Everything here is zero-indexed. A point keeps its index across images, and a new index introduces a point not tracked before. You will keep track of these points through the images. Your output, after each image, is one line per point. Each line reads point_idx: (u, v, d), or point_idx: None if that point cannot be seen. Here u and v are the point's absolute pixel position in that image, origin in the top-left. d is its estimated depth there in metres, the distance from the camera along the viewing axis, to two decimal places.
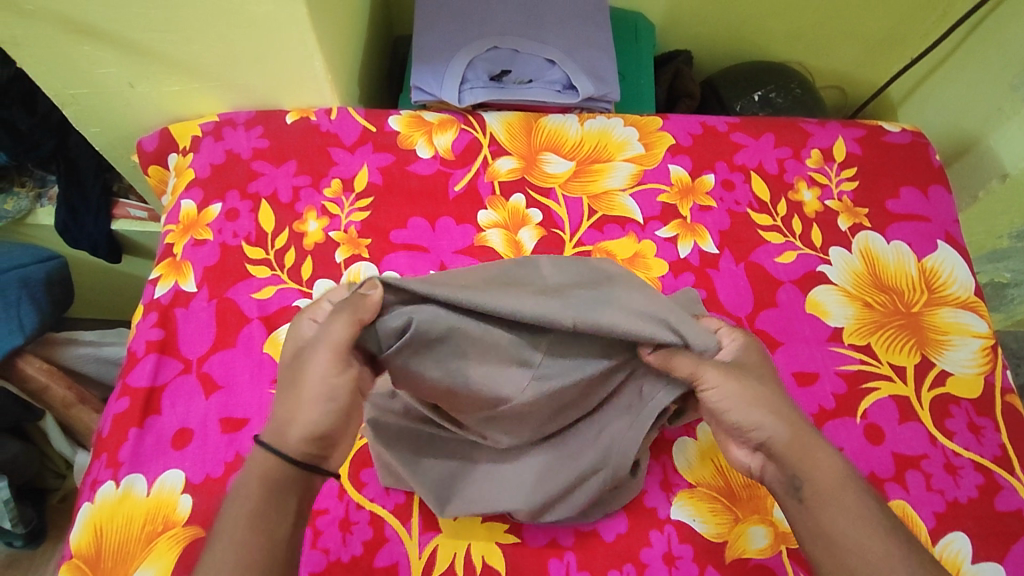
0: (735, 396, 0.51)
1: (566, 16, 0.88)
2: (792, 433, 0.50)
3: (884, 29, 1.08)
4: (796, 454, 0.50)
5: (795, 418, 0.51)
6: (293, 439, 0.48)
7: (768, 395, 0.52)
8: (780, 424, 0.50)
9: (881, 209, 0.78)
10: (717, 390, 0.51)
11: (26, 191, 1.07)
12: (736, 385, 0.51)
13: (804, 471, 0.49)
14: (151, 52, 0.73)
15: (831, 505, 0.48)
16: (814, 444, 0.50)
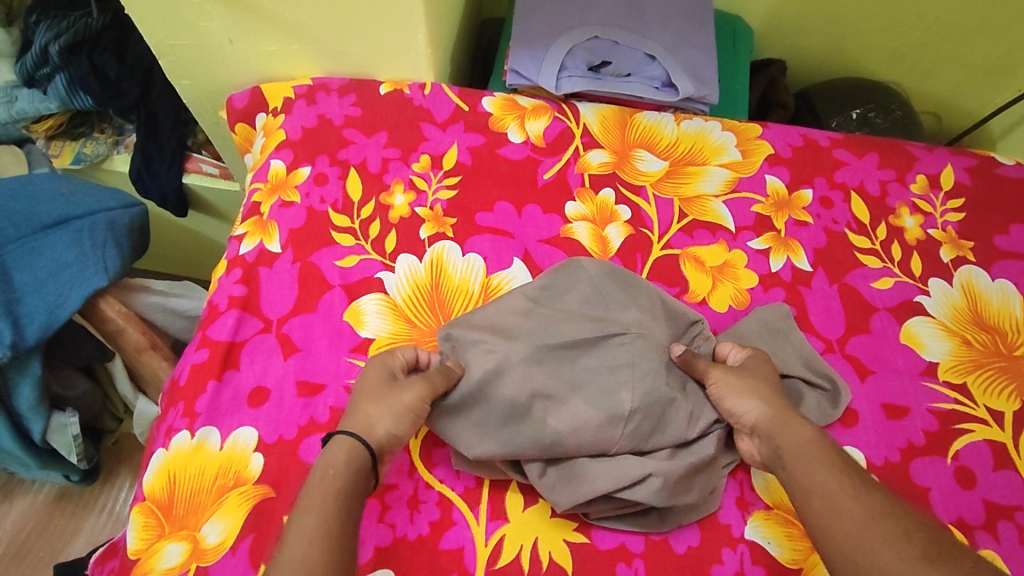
0: (734, 389, 0.58)
1: (670, 13, 0.86)
2: (770, 412, 0.56)
3: (996, 58, 1.03)
4: (775, 427, 0.55)
5: (776, 399, 0.57)
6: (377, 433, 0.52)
7: (758, 385, 0.58)
8: (759, 404, 0.56)
9: (987, 244, 0.74)
10: (718, 385, 0.59)
11: (105, 137, 1.09)
12: (735, 379, 0.58)
13: (783, 439, 0.54)
14: (257, 10, 0.73)
15: (812, 465, 0.51)
16: (793, 420, 0.55)
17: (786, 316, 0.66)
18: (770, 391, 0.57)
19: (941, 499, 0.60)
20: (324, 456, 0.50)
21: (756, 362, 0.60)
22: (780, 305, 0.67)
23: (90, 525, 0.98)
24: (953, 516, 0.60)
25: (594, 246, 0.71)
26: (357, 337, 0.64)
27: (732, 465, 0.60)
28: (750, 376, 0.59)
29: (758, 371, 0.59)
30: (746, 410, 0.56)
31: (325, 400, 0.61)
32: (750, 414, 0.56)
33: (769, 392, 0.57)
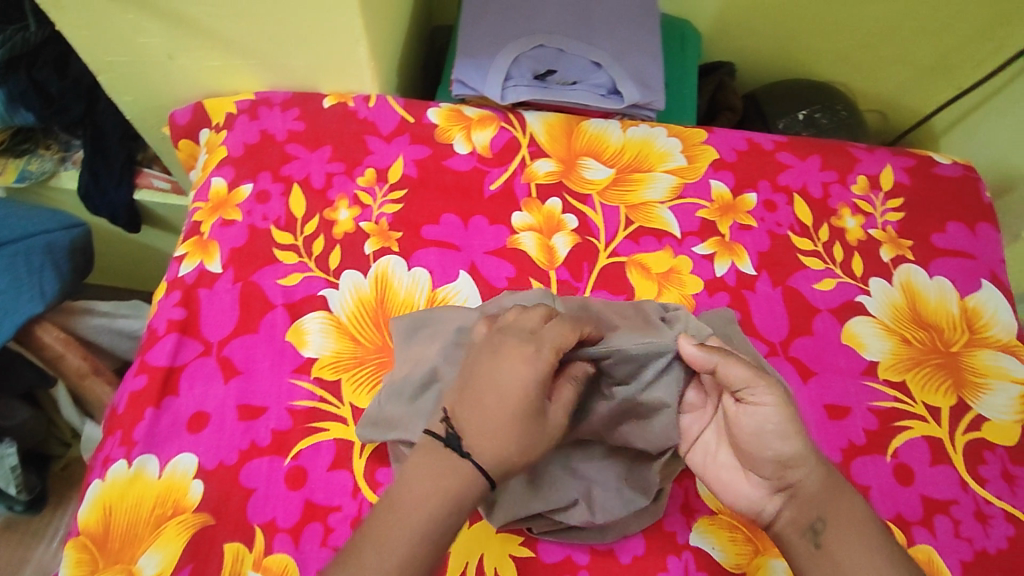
0: (774, 423, 0.51)
1: (616, 19, 0.86)
2: (825, 480, 0.51)
3: (937, 56, 1.05)
4: (825, 496, 0.51)
5: (833, 469, 0.52)
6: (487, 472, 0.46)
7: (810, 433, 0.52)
8: (818, 469, 0.51)
9: (925, 242, 0.76)
10: (762, 411, 0.51)
11: (50, 154, 1.06)
12: (784, 413, 0.51)
13: (828, 513, 0.50)
14: (196, 26, 0.71)
15: (853, 551, 0.49)
16: (845, 491, 0.51)
17: (732, 320, 0.66)
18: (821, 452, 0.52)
19: (880, 496, 0.61)
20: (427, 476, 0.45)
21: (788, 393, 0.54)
22: (727, 309, 0.68)
23: (39, 554, 0.95)
24: (891, 513, 0.61)
25: (541, 256, 0.71)
26: (300, 356, 0.63)
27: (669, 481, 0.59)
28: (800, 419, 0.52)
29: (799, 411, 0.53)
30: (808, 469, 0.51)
31: (267, 423, 0.60)
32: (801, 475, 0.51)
33: (822, 449, 0.52)
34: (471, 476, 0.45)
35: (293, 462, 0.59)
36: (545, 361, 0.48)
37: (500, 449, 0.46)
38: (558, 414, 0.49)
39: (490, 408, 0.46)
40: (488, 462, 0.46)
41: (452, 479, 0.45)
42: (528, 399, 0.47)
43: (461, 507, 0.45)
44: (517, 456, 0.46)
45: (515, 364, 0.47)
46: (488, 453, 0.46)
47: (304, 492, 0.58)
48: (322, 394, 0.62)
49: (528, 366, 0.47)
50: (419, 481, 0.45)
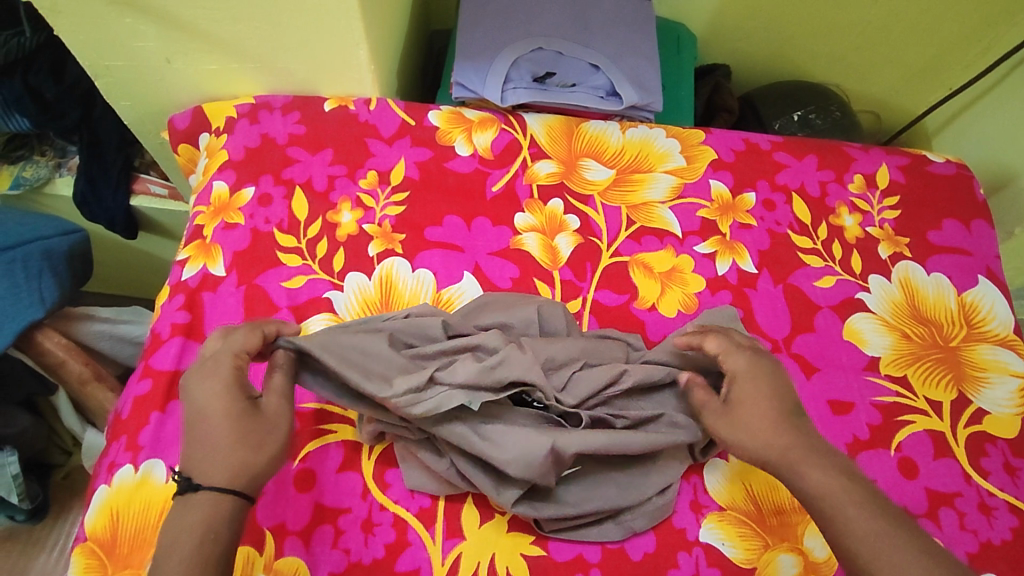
0: (727, 431, 0.53)
1: (612, 22, 0.87)
2: (779, 446, 0.51)
3: (927, 57, 1.07)
4: (783, 463, 0.50)
5: (785, 428, 0.52)
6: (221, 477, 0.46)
7: (755, 422, 0.52)
8: (752, 439, 0.52)
9: (922, 239, 0.77)
10: (715, 424, 0.54)
11: (46, 160, 1.05)
12: (726, 424, 0.54)
13: (797, 482, 0.49)
14: (195, 30, 0.71)
15: (836, 520, 0.47)
16: (808, 454, 0.50)
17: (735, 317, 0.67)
18: (773, 419, 0.52)
19: (886, 490, 0.62)
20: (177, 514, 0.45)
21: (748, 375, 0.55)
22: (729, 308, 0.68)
23: (40, 564, 0.94)
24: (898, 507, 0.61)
25: (544, 256, 0.71)
26: None
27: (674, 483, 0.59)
28: (746, 409, 0.53)
29: (749, 398, 0.54)
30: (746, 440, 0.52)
31: None
32: (748, 448, 0.52)
33: (769, 417, 0.52)
34: (210, 498, 0.45)
35: (302, 464, 0.59)
36: (226, 369, 0.50)
37: (225, 456, 0.46)
38: (275, 401, 0.50)
39: (204, 428, 0.48)
40: (223, 478, 0.46)
41: (195, 513, 0.44)
42: (229, 398, 0.48)
43: (221, 533, 0.44)
44: (249, 455, 0.47)
45: (203, 378, 0.50)
46: (206, 474, 0.46)
47: (313, 494, 0.58)
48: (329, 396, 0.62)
49: (213, 375, 0.50)
50: (173, 526, 0.44)
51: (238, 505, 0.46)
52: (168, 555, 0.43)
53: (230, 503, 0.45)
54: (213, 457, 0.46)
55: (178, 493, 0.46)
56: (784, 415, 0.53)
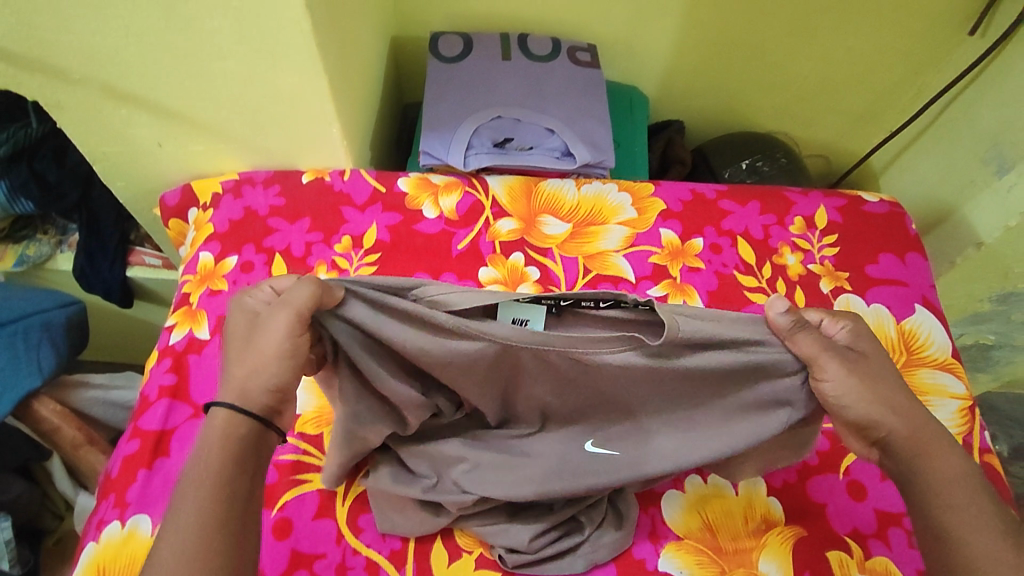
0: (855, 393, 0.52)
1: (565, 89, 0.96)
2: (912, 430, 0.53)
3: (865, 103, 1.16)
4: (917, 447, 0.53)
5: (918, 412, 0.54)
6: (230, 393, 0.50)
7: (883, 389, 0.53)
8: (897, 418, 0.53)
9: (861, 273, 0.83)
10: (833, 383, 0.52)
11: (48, 238, 1.12)
12: (856, 383, 0.52)
13: (920, 465, 0.53)
14: (183, 117, 0.79)
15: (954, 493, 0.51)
16: (938, 441, 0.53)
17: None
18: (889, 400, 0.53)
19: (837, 512, 0.66)
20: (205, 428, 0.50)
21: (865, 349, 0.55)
22: None
23: None
24: (848, 528, 0.65)
25: None
26: None
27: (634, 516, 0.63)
28: (875, 379, 0.53)
29: (873, 363, 0.54)
30: (849, 414, 0.53)
31: None
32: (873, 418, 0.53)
33: (901, 393, 0.54)
34: (223, 417, 0.49)
35: (279, 513, 0.62)
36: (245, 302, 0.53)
37: (238, 380, 0.50)
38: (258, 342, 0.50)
39: (234, 349, 0.52)
40: (231, 396, 0.50)
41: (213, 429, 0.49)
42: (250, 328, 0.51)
43: (232, 447, 0.48)
44: (244, 381, 0.50)
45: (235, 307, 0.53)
46: (222, 393, 0.50)
47: (290, 541, 0.61)
48: (306, 448, 0.66)
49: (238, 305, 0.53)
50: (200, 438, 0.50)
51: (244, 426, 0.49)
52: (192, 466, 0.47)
53: (225, 416, 0.49)
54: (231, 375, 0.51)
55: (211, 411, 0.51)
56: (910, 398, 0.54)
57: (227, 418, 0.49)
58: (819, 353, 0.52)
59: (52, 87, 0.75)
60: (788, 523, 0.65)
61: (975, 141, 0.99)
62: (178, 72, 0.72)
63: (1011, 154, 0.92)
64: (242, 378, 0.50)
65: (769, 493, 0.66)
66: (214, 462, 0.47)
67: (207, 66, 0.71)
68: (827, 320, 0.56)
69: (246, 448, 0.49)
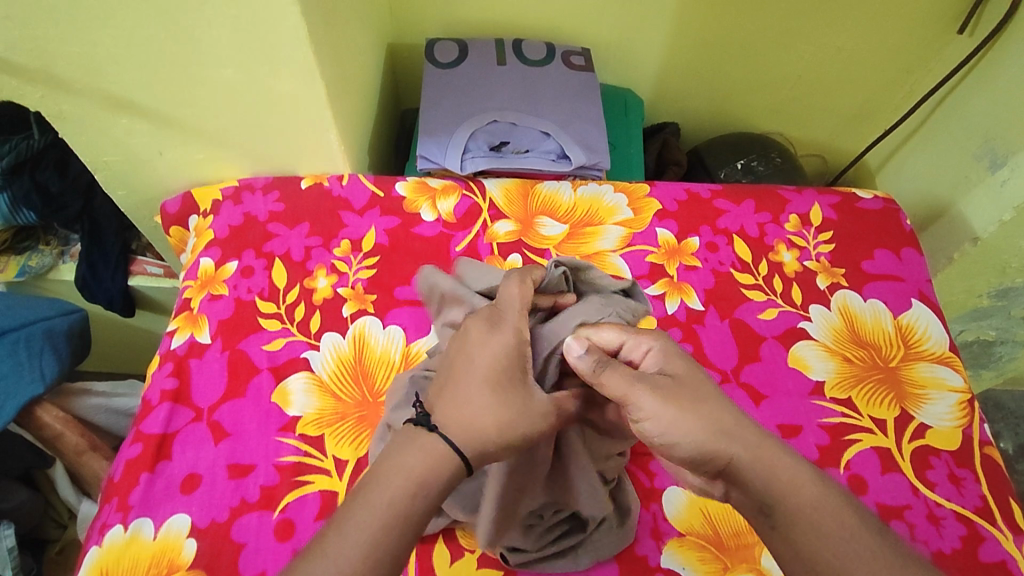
0: (673, 420, 0.50)
1: (560, 92, 0.97)
2: (750, 447, 0.50)
3: (858, 103, 1.17)
4: (756, 468, 0.49)
5: (740, 425, 0.51)
6: (458, 433, 0.48)
7: (698, 403, 0.51)
8: (731, 440, 0.50)
9: (857, 269, 0.83)
10: (653, 419, 0.51)
11: (50, 248, 1.13)
12: (672, 408, 0.51)
13: (771, 489, 0.48)
14: (183, 125, 0.80)
15: (797, 508, 0.47)
16: (775, 452, 0.50)
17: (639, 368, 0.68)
18: (711, 414, 0.51)
19: None
20: (406, 445, 0.48)
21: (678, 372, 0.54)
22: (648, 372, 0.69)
23: None
24: None
25: None
26: (285, 416, 0.68)
27: (637, 514, 0.63)
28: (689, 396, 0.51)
29: (684, 379, 0.53)
30: (683, 444, 0.50)
31: (256, 480, 0.64)
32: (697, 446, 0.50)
33: (715, 403, 0.51)
34: (441, 449, 0.48)
35: (281, 515, 0.62)
36: (512, 331, 0.53)
37: (468, 422, 0.49)
38: (541, 398, 0.52)
39: (459, 386, 0.50)
40: (459, 435, 0.48)
41: (417, 458, 0.47)
42: (502, 367, 0.51)
43: (426, 483, 0.46)
44: (495, 428, 0.49)
45: (487, 337, 0.53)
46: (449, 424, 0.49)
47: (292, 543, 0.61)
48: (308, 449, 0.66)
49: (498, 336, 0.53)
50: (394, 454, 0.47)
51: (458, 466, 0.48)
52: (373, 485, 0.46)
53: (442, 450, 0.48)
54: (463, 413, 0.49)
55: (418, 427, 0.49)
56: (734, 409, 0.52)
57: (444, 453, 0.48)
58: (631, 390, 0.51)
59: (55, 97, 0.76)
60: None
61: (968, 137, 1.00)
62: (177, 80, 0.73)
63: (1003, 149, 0.93)
64: (496, 422, 0.49)
65: None
66: (417, 505, 0.45)
67: (206, 74, 0.72)
68: (628, 342, 0.56)
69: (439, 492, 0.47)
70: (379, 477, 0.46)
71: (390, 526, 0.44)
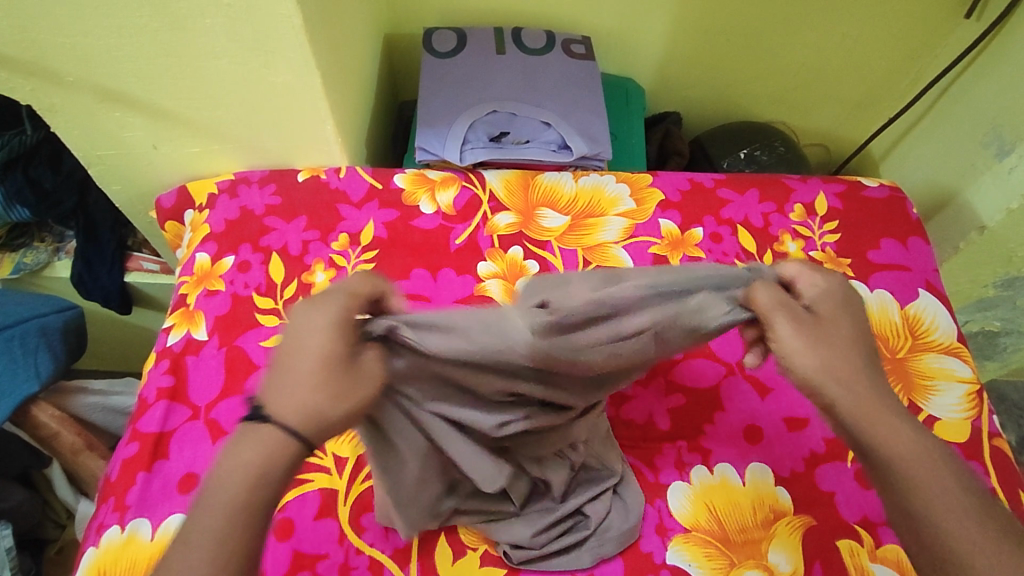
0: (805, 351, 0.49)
1: (560, 82, 0.96)
2: (858, 401, 0.48)
3: (861, 91, 1.15)
4: (864, 429, 0.48)
5: (853, 379, 0.49)
6: (293, 421, 0.42)
7: (831, 342, 0.49)
8: (841, 389, 0.48)
9: (863, 259, 0.82)
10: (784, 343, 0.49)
11: (45, 246, 1.11)
12: (807, 338, 0.49)
13: (870, 437, 0.48)
14: (178, 118, 0.79)
15: (920, 473, 0.46)
16: (885, 414, 0.48)
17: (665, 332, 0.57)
18: (836, 356, 0.49)
19: (846, 500, 0.65)
20: (243, 441, 0.42)
21: (830, 309, 0.51)
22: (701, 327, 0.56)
23: None
24: (858, 516, 0.64)
25: (507, 300, 0.76)
26: None
27: (642, 513, 0.62)
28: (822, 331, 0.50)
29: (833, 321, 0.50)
30: (807, 366, 0.48)
31: None
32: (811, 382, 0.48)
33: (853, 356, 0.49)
34: (277, 439, 0.42)
35: (281, 514, 0.61)
36: (335, 304, 0.45)
37: (301, 405, 0.42)
38: (373, 362, 0.45)
39: (281, 372, 0.44)
40: (294, 421, 0.42)
41: (256, 450, 0.42)
42: (330, 345, 0.44)
43: (272, 473, 0.42)
44: (332, 405, 0.43)
45: (309, 314, 0.45)
46: (276, 410, 0.42)
47: (292, 542, 0.60)
48: None
49: (318, 311, 0.45)
50: (227, 453, 0.42)
51: (300, 451, 0.43)
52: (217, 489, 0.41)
53: (274, 438, 0.42)
54: (291, 398, 0.43)
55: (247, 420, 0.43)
56: (862, 366, 0.50)
57: (279, 441, 0.42)
58: (781, 312, 0.50)
59: (46, 90, 0.74)
60: (796, 513, 0.64)
61: (974, 125, 0.98)
62: (170, 72, 0.71)
63: (1010, 136, 0.91)
64: (323, 402, 0.43)
65: (776, 483, 0.65)
66: (266, 492, 0.41)
67: (200, 65, 0.71)
68: (801, 278, 0.53)
69: (288, 476, 0.43)
70: (222, 480, 0.41)
71: (243, 517, 0.41)
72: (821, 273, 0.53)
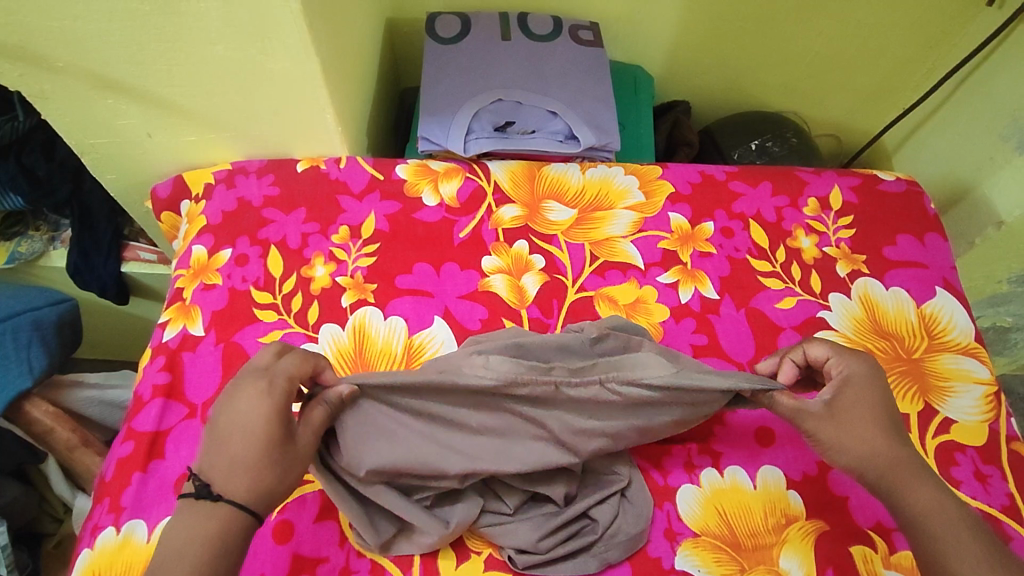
0: (833, 434, 0.55)
1: (568, 69, 0.93)
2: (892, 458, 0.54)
3: (876, 81, 1.12)
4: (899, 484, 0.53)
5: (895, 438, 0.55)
6: (241, 492, 0.48)
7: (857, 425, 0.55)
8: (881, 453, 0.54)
9: (878, 255, 0.79)
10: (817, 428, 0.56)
11: (40, 234, 1.09)
12: (831, 424, 0.55)
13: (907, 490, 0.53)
14: (172, 106, 0.76)
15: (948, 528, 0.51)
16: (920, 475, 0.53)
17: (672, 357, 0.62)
18: (863, 427, 0.55)
19: (860, 505, 0.63)
20: (201, 516, 0.46)
21: (858, 391, 0.57)
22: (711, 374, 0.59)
23: None
24: (871, 522, 0.62)
25: (511, 296, 0.74)
26: None
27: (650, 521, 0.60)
28: (847, 411, 0.56)
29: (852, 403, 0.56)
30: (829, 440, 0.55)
31: None
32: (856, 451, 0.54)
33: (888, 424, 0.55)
34: (229, 511, 0.47)
35: (279, 516, 0.60)
36: (281, 391, 0.51)
37: (252, 482, 0.48)
38: (308, 436, 0.52)
39: (224, 448, 0.49)
40: (242, 495, 0.48)
41: (210, 523, 0.46)
42: (276, 427, 0.50)
43: (231, 545, 0.46)
44: (276, 483, 0.49)
45: (260, 396, 0.50)
46: (226, 485, 0.48)
47: (291, 545, 0.59)
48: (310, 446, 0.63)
49: (268, 395, 0.50)
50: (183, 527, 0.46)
51: (249, 522, 0.48)
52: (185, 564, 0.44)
53: (228, 511, 0.47)
54: (236, 473, 0.48)
55: (196, 496, 0.47)
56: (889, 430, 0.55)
57: (233, 513, 0.47)
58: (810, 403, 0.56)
59: (35, 76, 0.72)
60: (808, 518, 0.62)
61: (994, 116, 0.95)
62: (165, 58, 0.69)
63: None
64: (276, 477, 0.49)
65: (788, 486, 0.64)
66: (222, 563, 0.46)
67: (193, 51, 0.68)
68: (833, 360, 0.59)
69: (244, 545, 0.48)
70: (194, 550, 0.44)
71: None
72: (853, 357, 0.59)
